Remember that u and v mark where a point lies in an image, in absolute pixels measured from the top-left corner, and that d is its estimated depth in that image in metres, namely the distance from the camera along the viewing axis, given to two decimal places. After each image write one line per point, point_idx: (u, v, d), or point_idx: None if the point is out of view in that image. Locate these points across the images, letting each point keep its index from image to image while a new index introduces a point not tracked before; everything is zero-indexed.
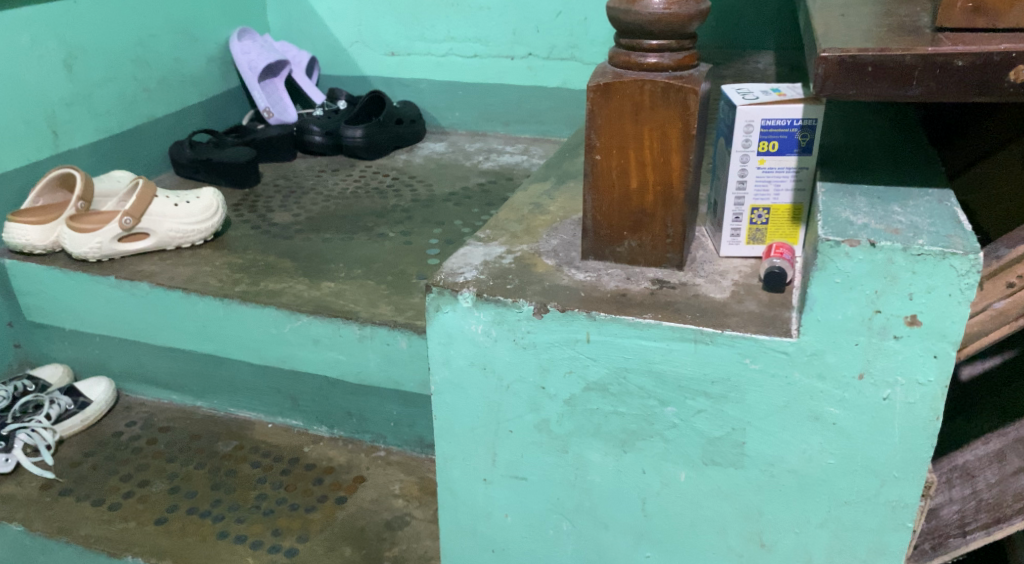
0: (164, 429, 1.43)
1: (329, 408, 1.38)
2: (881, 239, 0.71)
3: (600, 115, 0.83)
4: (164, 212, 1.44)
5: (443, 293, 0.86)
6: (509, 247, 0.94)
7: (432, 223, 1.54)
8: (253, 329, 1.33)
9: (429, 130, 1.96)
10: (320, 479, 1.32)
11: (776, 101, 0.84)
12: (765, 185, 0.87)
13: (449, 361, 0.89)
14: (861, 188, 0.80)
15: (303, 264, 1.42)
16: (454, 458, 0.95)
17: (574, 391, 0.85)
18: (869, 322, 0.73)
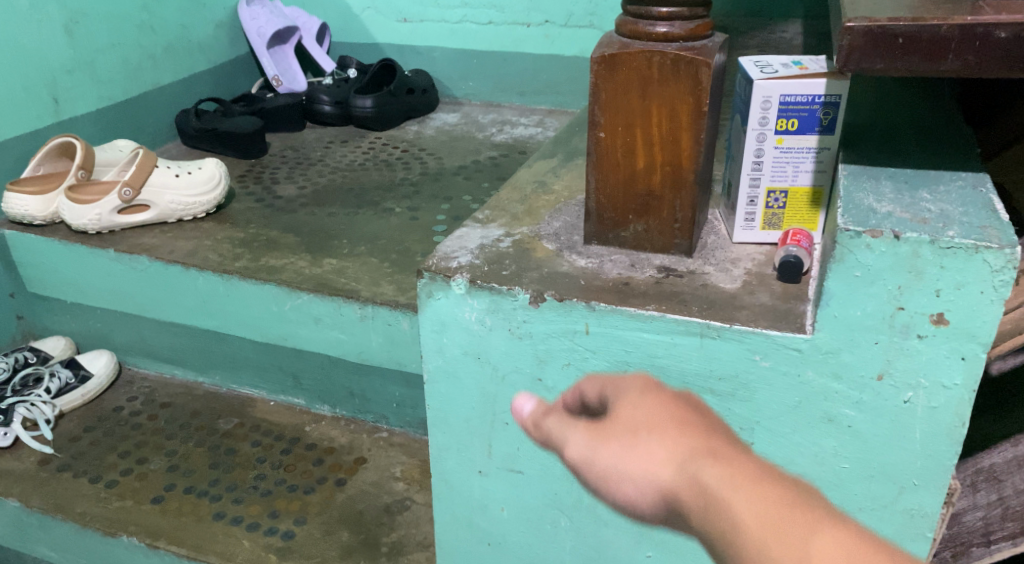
0: (165, 405, 1.40)
1: (331, 387, 1.34)
2: (907, 231, 0.65)
3: (604, 89, 0.77)
4: (166, 183, 1.40)
5: (435, 279, 0.81)
6: (508, 229, 0.89)
7: (441, 198, 1.49)
8: (253, 306, 1.30)
9: (442, 100, 1.91)
10: (320, 460, 1.29)
11: (796, 75, 0.78)
12: (783, 166, 0.81)
13: (443, 350, 0.84)
14: (886, 171, 0.74)
15: (305, 239, 1.37)
16: (449, 449, 0.90)
17: (573, 383, 0.81)
18: (891, 319, 0.67)
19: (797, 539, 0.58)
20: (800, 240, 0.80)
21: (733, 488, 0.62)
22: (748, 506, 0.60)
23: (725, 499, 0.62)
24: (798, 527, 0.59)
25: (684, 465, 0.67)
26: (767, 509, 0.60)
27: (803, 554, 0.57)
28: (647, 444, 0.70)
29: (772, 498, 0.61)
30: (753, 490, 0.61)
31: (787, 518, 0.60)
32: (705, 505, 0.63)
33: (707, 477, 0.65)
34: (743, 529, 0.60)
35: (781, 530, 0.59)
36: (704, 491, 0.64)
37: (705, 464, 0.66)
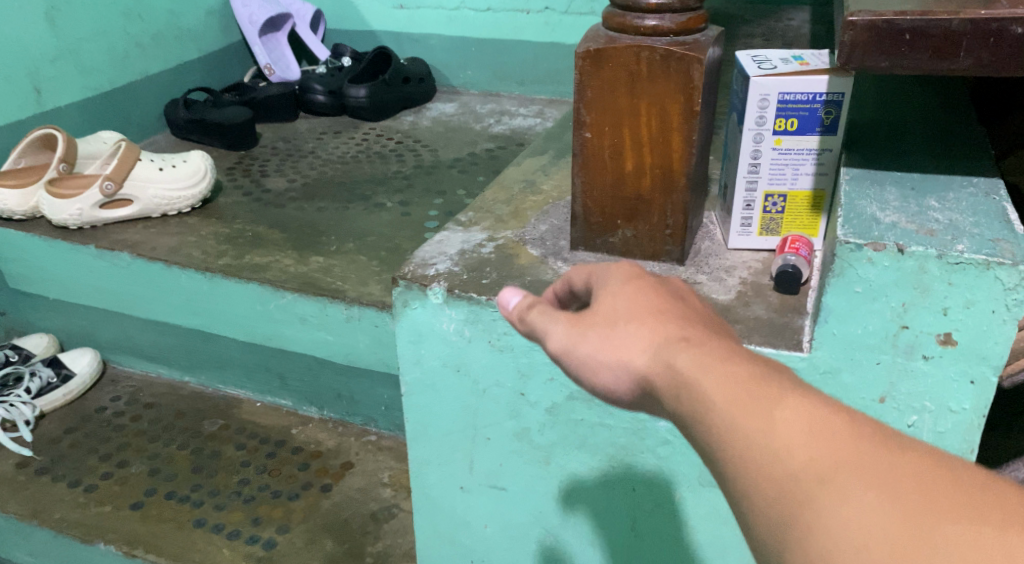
0: (149, 405, 1.37)
1: (318, 389, 1.30)
2: (912, 244, 0.60)
3: (590, 86, 0.72)
4: (149, 177, 1.37)
5: (411, 287, 0.76)
6: (492, 233, 0.84)
7: (434, 192, 1.44)
8: (238, 305, 1.25)
9: (440, 89, 1.85)
10: (306, 464, 1.25)
11: (795, 72, 0.72)
12: (782, 169, 0.76)
13: (421, 361, 0.80)
14: (891, 176, 0.69)
15: (293, 235, 1.33)
16: (430, 463, 0.86)
17: (557, 398, 0.76)
18: (894, 338, 0.62)
19: (762, 403, 0.48)
20: (799, 247, 0.75)
21: (693, 360, 0.51)
22: (699, 373, 0.50)
23: (693, 381, 0.50)
24: (762, 392, 0.48)
25: (666, 354, 0.52)
26: (731, 386, 0.49)
27: (765, 419, 0.47)
28: (626, 327, 0.54)
29: (748, 375, 0.49)
30: (720, 364, 0.50)
31: (756, 398, 0.48)
32: (672, 385, 0.51)
33: (682, 363, 0.51)
34: (703, 402, 0.49)
35: (744, 404, 0.48)
36: (670, 375, 0.51)
37: (683, 349, 0.52)
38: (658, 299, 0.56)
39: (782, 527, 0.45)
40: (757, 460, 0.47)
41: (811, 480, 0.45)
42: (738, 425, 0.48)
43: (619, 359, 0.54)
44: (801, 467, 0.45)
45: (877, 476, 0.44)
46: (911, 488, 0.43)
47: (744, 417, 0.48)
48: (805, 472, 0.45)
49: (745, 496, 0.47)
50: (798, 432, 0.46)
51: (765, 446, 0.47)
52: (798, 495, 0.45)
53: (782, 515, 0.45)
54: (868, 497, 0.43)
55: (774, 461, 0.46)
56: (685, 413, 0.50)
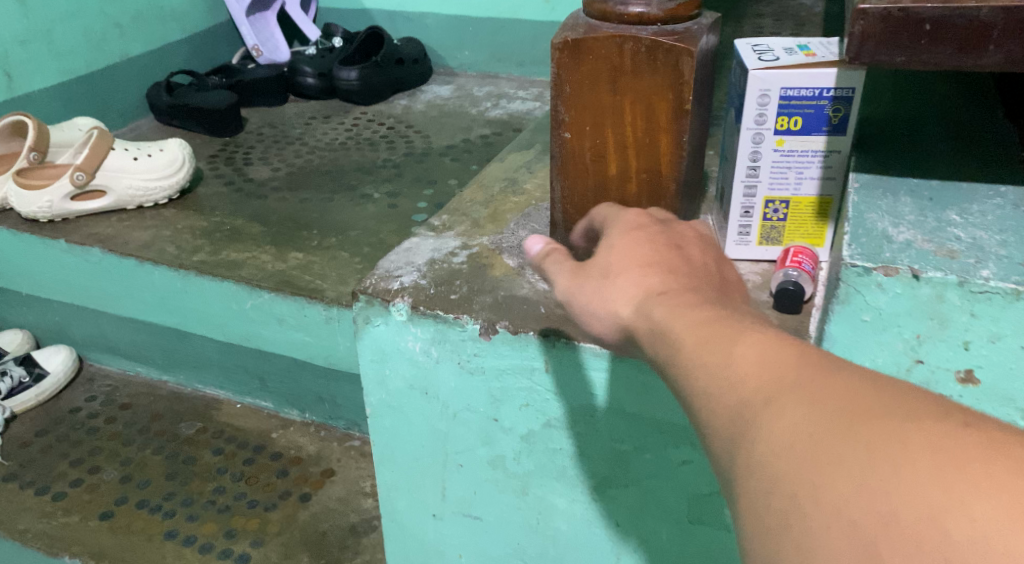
0: (124, 406, 1.32)
1: (300, 391, 1.25)
2: (928, 269, 0.52)
3: (569, 81, 0.65)
4: (123, 167, 1.30)
5: (373, 303, 0.69)
6: (466, 239, 0.77)
7: (424, 181, 1.37)
8: (213, 303, 1.18)
9: (436, 71, 1.77)
10: (285, 471, 1.19)
11: (800, 64, 0.64)
12: (785, 172, 0.68)
13: (386, 382, 0.73)
14: (905, 184, 0.61)
15: (273, 229, 1.26)
16: (399, 489, 0.79)
17: (533, 426, 0.69)
18: (907, 373, 0.55)
19: (723, 339, 0.48)
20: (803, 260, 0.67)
21: (666, 309, 0.52)
22: (668, 320, 0.52)
23: (663, 326, 0.52)
24: (726, 329, 0.49)
25: (645, 305, 0.53)
26: (697, 326, 0.50)
27: (723, 350, 0.48)
28: (615, 279, 0.55)
29: (715, 319, 0.50)
30: (687, 309, 0.51)
31: (717, 336, 0.49)
32: (649, 331, 0.53)
33: (655, 311, 0.53)
34: (673, 343, 0.51)
35: (705, 342, 0.49)
36: (647, 323, 0.53)
37: (661, 298, 0.53)
38: (654, 249, 0.57)
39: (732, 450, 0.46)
40: (713, 391, 0.47)
41: (758, 403, 0.45)
42: (698, 360, 0.49)
43: (609, 310, 0.55)
44: (750, 390, 0.46)
45: (818, 392, 0.44)
46: (846, 400, 0.43)
47: (702, 352, 0.49)
48: (753, 396, 0.46)
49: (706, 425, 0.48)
50: (750, 361, 0.47)
51: (721, 375, 0.47)
52: (745, 418, 0.45)
53: (733, 437, 0.46)
54: (806, 411, 0.43)
55: (727, 387, 0.47)
56: (655, 354, 0.52)
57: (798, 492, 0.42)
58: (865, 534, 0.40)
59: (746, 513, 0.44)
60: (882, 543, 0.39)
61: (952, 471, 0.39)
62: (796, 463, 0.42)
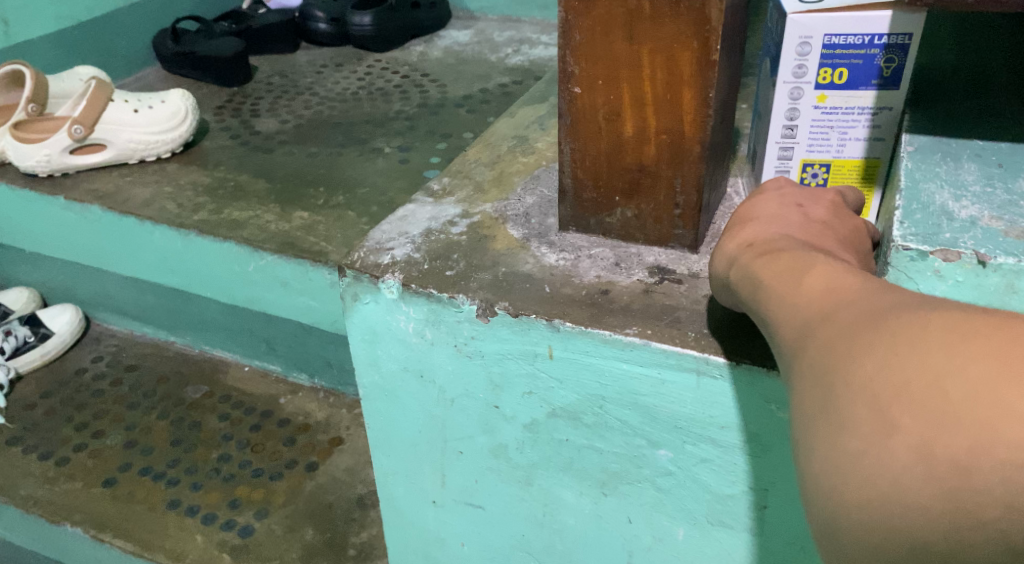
0: (130, 368, 1.28)
1: (308, 355, 1.19)
2: (997, 255, 0.44)
3: (579, 28, 0.56)
4: (123, 120, 1.24)
5: (360, 280, 0.62)
6: (467, 206, 0.69)
7: (438, 135, 1.29)
8: (214, 265, 1.12)
9: (455, 15, 1.67)
10: (292, 439, 1.15)
11: (847, 6, 0.56)
12: (826, 132, 0.60)
13: (378, 364, 0.67)
14: (968, 149, 0.53)
15: (278, 186, 1.19)
16: (396, 474, 0.73)
17: (536, 415, 0.62)
18: None
19: (793, 269, 0.45)
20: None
21: (754, 255, 0.48)
22: (749, 261, 0.48)
23: (741, 265, 0.49)
24: (796, 256, 0.46)
25: (737, 258, 0.49)
26: (766, 257, 0.47)
27: (794, 279, 0.44)
28: (725, 237, 0.52)
29: (785, 247, 0.47)
30: (766, 245, 0.48)
31: (780, 259, 0.46)
32: (737, 278, 0.49)
33: (741, 261, 0.49)
34: (742, 274, 0.48)
35: (769, 266, 0.46)
36: (738, 276, 0.49)
37: (753, 246, 0.49)
38: (771, 204, 0.52)
39: (780, 359, 0.44)
40: (767, 307, 0.45)
41: (804, 315, 0.43)
42: (759, 282, 0.46)
43: (715, 271, 0.52)
44: (795, 298, 0.44)
45: (858, 296, 0.41)
46: (882, 298, 0.40)
47: (776, 281, 0.45)
48: (802, 308, 0.43)
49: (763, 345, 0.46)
50: (800, 274, 0.44)
51: (773, 291, 0.45)
52: (790, 326, 0.43)
53: (781, 347, 0.44)
54: (843, 312, 0.41)
55: (780, 303, 0.44)
56: (741, 297, 0.48)
57: (821, 377, 0.40)
58: (880, 405, 0.37)
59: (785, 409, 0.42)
60: (895, 411, 0.36)
61: (969, 344, 0.36)
62: (825, 353, 0.40)
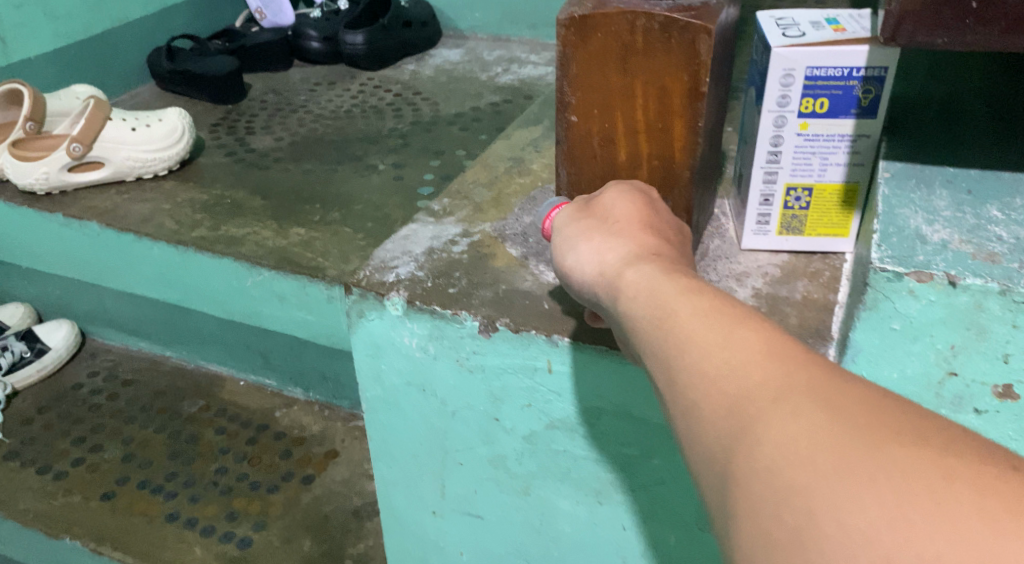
0: (127, 383, 1.30)
1: (303, 369, 1.22)
2: (966, 275, 0.47)
3: (576, 60, 0.60)
4: (122, 138, 1.26)
5: (366, 297, 0.65)
6: (467, 225, 0.72)
7: (431, 152, 1.32)
8: (212, 280, 1.15)
9: (446, 34, 1.71)
10: (288, 452, 1.17)
11: (827, 41, 0.60)
12: (808, 158, 0.64)
13: (380, 378, 0.69)
14: (940, 175, 0.57)
15: (275, 203, 1.22)
16: (397, 484, 0.76)
17: (535, 427, 0.65)
18: (938, 387, 0.50)
19: (754, 345, 0.43)
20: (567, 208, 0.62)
21: (668, 276, 0.48)
22: (657, 291, 0.47)
23: (647, 300, 0.47)
24: (721, 317, 0.44)
25: (638, 272, 0.49)
26: (687, 311, 0.45)
27: (752, 356, 0.42)
28: (614, 230, 0.53)
29: (703, 299, 0.46)
30: (680, 289, 0.47)
31: (699, 321, 0.45)
32: (633, 286, 0.48)
33: (645, 273, 0.48)
34: (652, 320, 0.46)
35: (692, 329, 0.44)
36: (634, 275, 0.49)
37: (656, 263, 0.49)
38: (652, 220, 0.54)
39: (709, 447, 0.42)
40: (693, 382, 0.43)
41: (769, 401, 0.40)
42: (681, 349, 0.44)
43: (596, 252, 0.52)
44: (733, 383, 0.42)
45: (808, 394, 0.40)
46: (876, 419, 0.38)
47: (725, 348, 0.43)
48: (764, 392, 0.41)
49: (678, 420, 0.44)
50: (736, 356, 0.42)
51: (704, 368, 0.43)
52: (727, 414, 0.41)
53: (711, 435, 0.42)
54: (796, 413, 0.39)
55: (714, 383, 0.42)
56: (634, 306, 0.48)
57: (791, 498, 0.38)
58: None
59: (720, 505, 0.41)
60: None
61: (993, 517, 0.34)
62: (788, 465, 0.38)
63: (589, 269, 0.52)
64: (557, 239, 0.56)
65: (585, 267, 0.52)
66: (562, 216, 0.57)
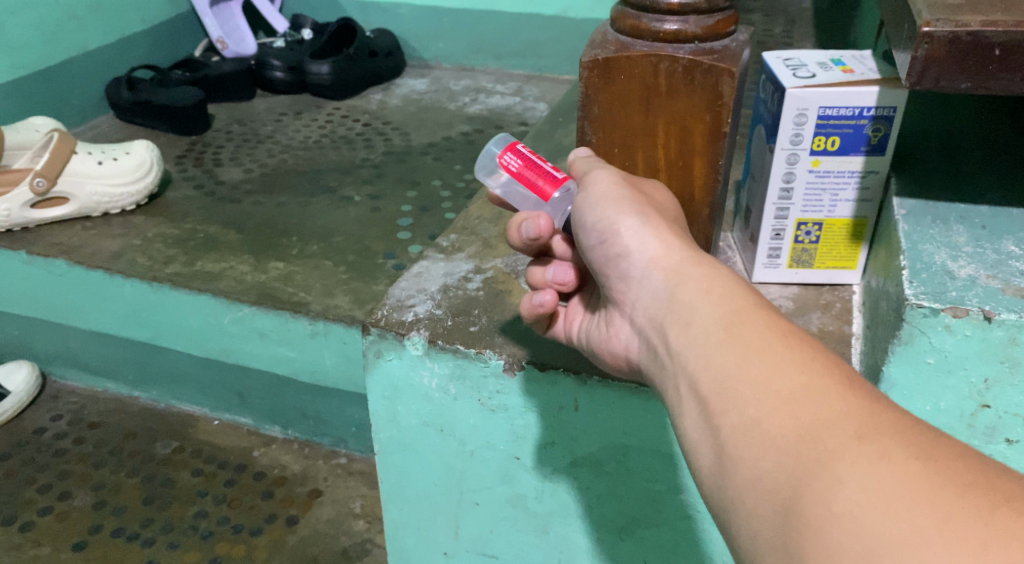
0: (94, 425, 1.25)
1: (282, 407, 1.19)
2: (1001, 311, 0.49)
3: (598, 100, 0.60)
4: (88, 173, 1.23)
5: (385, 337, 0.65)
6: (478, 262, 0.72)
7: (406, 183, 1.31)
8: (188, 317, 1.12)
9: (410, 63, 1.70)
10: (270, 492, 1.14)
11: (839, 82, 0.61)
12: (819, 194, 0.65)
13: (396, 419, 0.68)
14: (954, 211, 0.59)
15: (250, 237, 1.20)
16: (408, 527, 0.75)
17: (558, 465, 0.65)
18: (970, 419, 0.52)
19: (832, 380, 0.42)
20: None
21: (739, 291, 0.48)
22: (728, 298, 0.47)
23: (716, 310, 0.47)
24: (796, 346, 0.44)
25: (704, 279, 0.49)
26: (756, 331, 0.45)
27: (831, 388, 0.42)
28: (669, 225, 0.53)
29: (772, 323, 0.46)
30: (751, 307, 0.47)
31: (773, 342, 0.44)
32: (697, 293, 0.48)
33: (715, 279, 0.49)
34: (717, 333, 0.46)
35: (764, 348, 0.44)
36: (707, 269, 0.49)
37: (722, 274, 0.49)
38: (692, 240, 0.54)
39: (773, 477, 0.41)
40: (759, 404, 0.42)
41: (854, 438, 0.39)
42: (751, 367, 0.44)
43: (655, 237, 0.52)
44: (811, 411, 0.41)
45: (897, 439, 0.39)
46: (974, 478, 0.37)
47: (802, 374, 0.42)
48: (848, 428, 0.40)
49: (733, 443, 0.43)
50: (813, 385, 0.42)
51: (777, 391, 0.42)
52: (800, 442, 0.40)
53: (776, 463, 0.41)
54: (880, 452, 0.39)
55: (789, 409, 0.41)
56: (700, 316, 0.47)
57: (877, 546, 0.36)
58: None
59: (779, 540, 0.39)
60: None
61: None
62: (876, 511, 0.37)
63: (643, 256, 0.51)
64: (598, 197, 0.54)
65: (636, 251, 0.52)
66: (601, 178, 0.55)
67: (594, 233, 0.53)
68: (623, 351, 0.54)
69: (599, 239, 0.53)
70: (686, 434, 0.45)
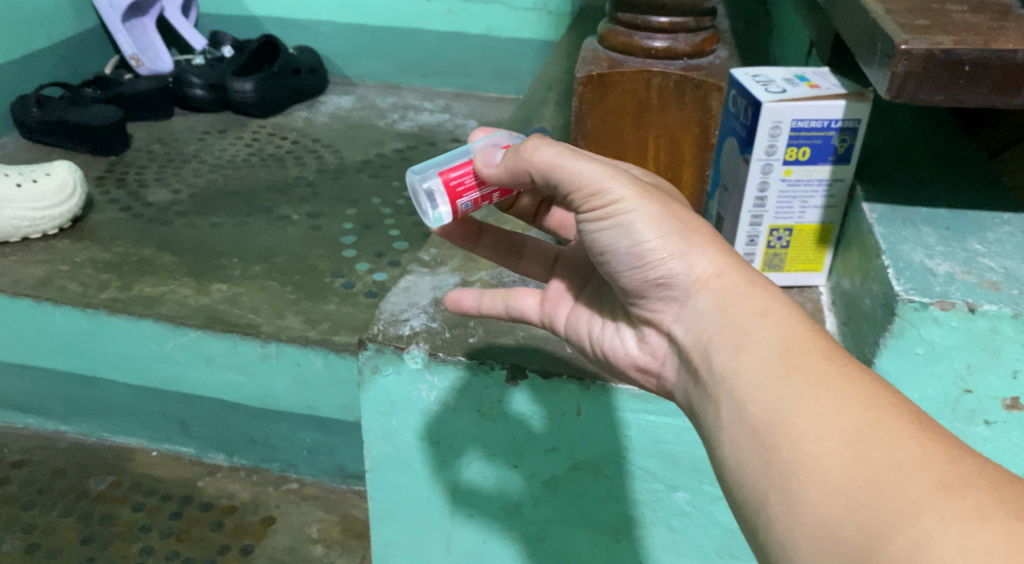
0: (17, 464, 1.17)
1: (227, 434, 1.16)
2: (983, 303, 0.54)
3: None
4: (6, 197, 1.15)
5: (383, 351, 0.65)
6: (464, 275, 0.73)
7: (345, 201, 1.31)
8: (127, 344, 1.07)
9: (332, 81, 1.69)
10: (219, 523, 1.10)
11: (809, 96, 0.65)
12: (790, 202, 0.69)
13: (391, 435, 0.68)
14: (920, 214, 0.64)
15: (188, 259, 1.16)
16: (397, 545, 0.74)
17: (557, 471, 0.66)
18: (954, 404, 0.57)
19: (907, 428, 0.45)
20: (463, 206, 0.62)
21: (800, 323, 0.51)
22: (786, 327, 0.50)
23: (774, 342, 0.50)
24: (865, 389, 0.47)
25: (758, 306, 0.51)
26: (818, 367, 0.48)
27: (905, 436, 0.45)
28: (705, 238, 0.54)
29: (833, 357, 0.49)
30: (809, 339, 0.50)
31: (837, 380, 0.48)
32: (753, 317, 0.51)
33: (770, 303, 0.52)
34: (777, 366, 0.49)
35: (829, 384, 0.47)
36: (751, 289, 0.52)
37: (777, 303, 0.52)
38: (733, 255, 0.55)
39: (842, 523, 0.43)
40: (824, 442, 0.46)
41: (934, 489, 0.42)
42: (814, 404, 0.47)
43: (696, 257, 0.53)
44: (882, 453, 0.44)
45: (980, 495, 0.42)
46: None
47: (875, 418, 0.46)
48: (927, 480, 0.43)
49: (796, 477, 0.46)
50: (882, 425, 0.45)
51: (844, 431, 0.46)
52: (873, 485, 0.44)
53: (846, 505, 0.44)
54: (969, 506, 0.42)
55: (864, 456, 0.45)
56: (754, 347, 0.50)
57: None
58: None
59: None
60: None
61: None
62: None
63: (686, 280, 0.53)
64: (632, 223, 0.53)
65: (681, 276, 0.53)
66: (620, 199, 0.53)
67: (629, 261, 0.54)
68: (657, 369, 0.57)
69: (636, 269, 0.54)
70: (736, 464, 0.48)
